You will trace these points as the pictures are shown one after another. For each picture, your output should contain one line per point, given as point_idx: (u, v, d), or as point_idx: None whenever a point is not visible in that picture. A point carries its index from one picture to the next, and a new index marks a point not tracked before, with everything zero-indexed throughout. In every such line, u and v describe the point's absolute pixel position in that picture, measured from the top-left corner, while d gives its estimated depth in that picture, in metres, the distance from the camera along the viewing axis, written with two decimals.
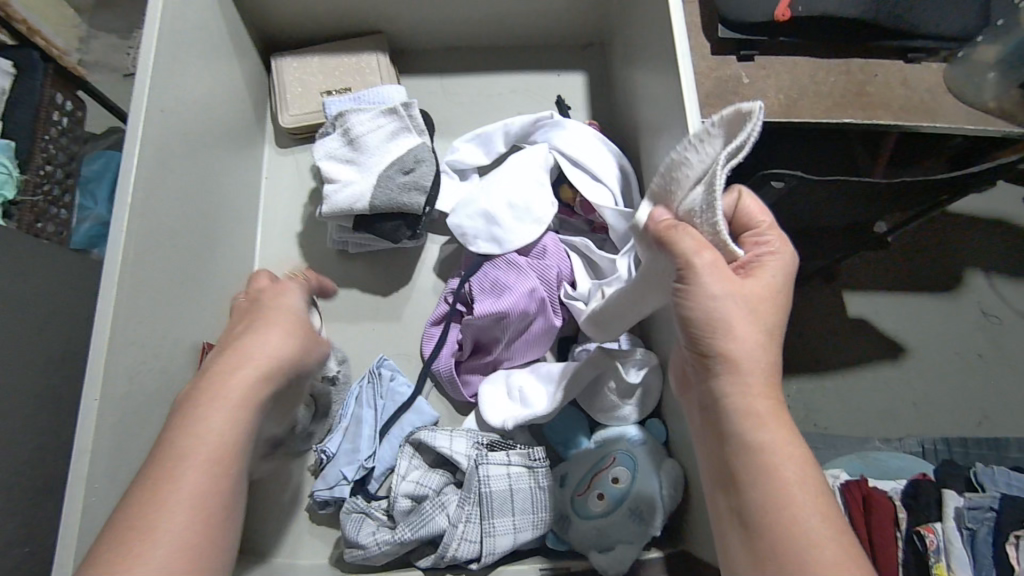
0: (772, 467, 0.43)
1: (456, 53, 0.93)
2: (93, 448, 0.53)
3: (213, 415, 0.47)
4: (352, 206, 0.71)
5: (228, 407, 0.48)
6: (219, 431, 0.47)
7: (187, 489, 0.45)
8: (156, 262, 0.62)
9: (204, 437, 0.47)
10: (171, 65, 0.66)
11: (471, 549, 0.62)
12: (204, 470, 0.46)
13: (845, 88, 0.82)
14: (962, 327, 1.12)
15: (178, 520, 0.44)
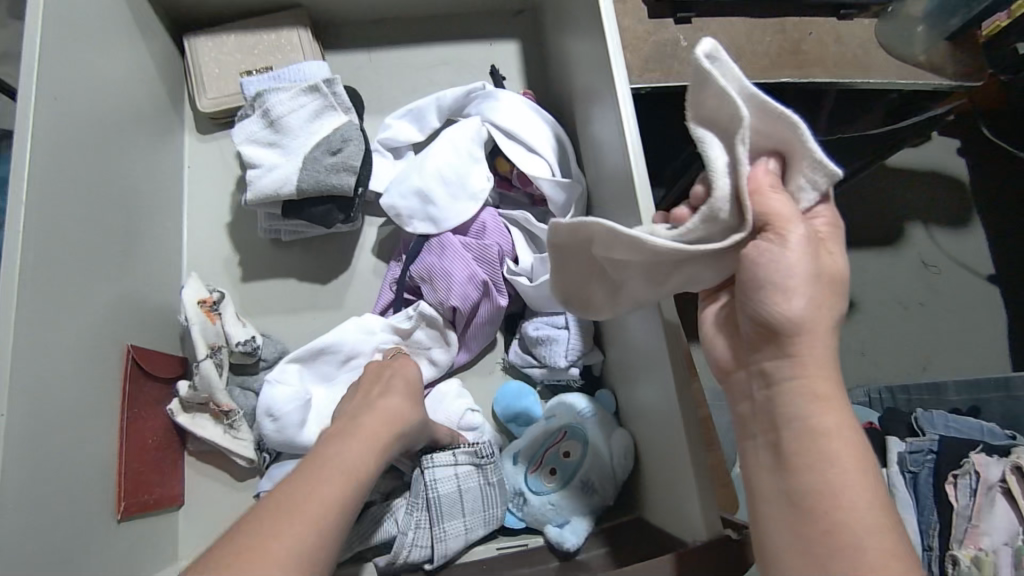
0: (828, 453, 0.41)
1: (383, 25, 0.89)
2: (4, 465, 0.49)
3: (348, 453, 0.50)
4: (278, 190, 0.68)
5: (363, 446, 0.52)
6: (352, 463, 0.50)
7: (325, 498, 0.45)
8: (61, 263, 0.58)
9: (338, 469, 0.48)
10: (62, 49, 0.61)
11: (423, 552, 0.60)
12: (344, 497, 0.47)
13: (780, 48, 0.83)
14: (904, 278, 1.16)
15: (310, 520, 0.43)
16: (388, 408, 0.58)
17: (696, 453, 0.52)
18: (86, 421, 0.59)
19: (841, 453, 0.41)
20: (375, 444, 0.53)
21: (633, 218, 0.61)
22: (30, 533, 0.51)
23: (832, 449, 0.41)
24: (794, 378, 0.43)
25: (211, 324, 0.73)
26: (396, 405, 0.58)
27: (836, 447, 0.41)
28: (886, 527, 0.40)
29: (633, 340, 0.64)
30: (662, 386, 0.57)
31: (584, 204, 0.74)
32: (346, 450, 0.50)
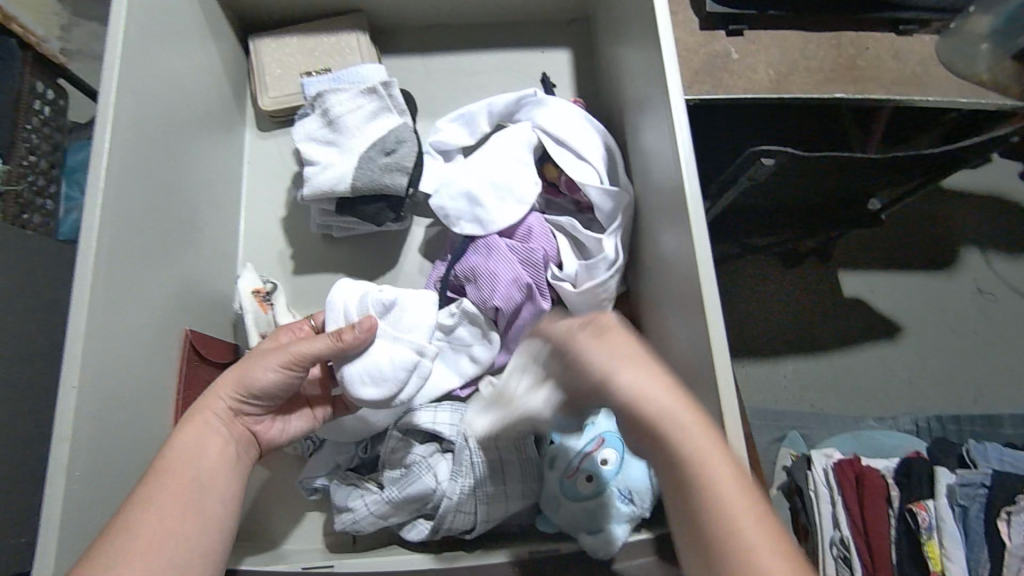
0: (724, 492, 0.41)
1: (438, 30, 0.91)
2: (72, 437, 0.52)
3: (178, 451, 0.56)
4: (334, 188, 0.70)
5: (197, 435, 0.57)
6: (180, 452, 0.55)
7: (160, 501, 0.51)
8: (130, 248, 0.61)
9: (172, 471, 0.54)
10: (140, 46, 0.65)
11: (462, 518, 0.65)
12: (186, 489, 0.53)
13: (834, 62, 0.84)
14: (936, 300, 1.27)
15: (153, 521, 0.50)
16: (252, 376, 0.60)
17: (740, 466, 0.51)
18: (146, 400, 0.62)
19: (732, 496, 0.41)
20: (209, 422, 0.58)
21: (683, 228, 0.61)
22: (90, 503, 0.54)
23: (726, 490, 0.41)
24: (652, 428, 0.43)
25: (263, 314, 0.75)
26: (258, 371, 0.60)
27: (731, 500, 0.40)
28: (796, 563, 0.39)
29: (680, 351, 0.64)
30: (708, 397, 0.56)
31: (632, 211, 0.73)
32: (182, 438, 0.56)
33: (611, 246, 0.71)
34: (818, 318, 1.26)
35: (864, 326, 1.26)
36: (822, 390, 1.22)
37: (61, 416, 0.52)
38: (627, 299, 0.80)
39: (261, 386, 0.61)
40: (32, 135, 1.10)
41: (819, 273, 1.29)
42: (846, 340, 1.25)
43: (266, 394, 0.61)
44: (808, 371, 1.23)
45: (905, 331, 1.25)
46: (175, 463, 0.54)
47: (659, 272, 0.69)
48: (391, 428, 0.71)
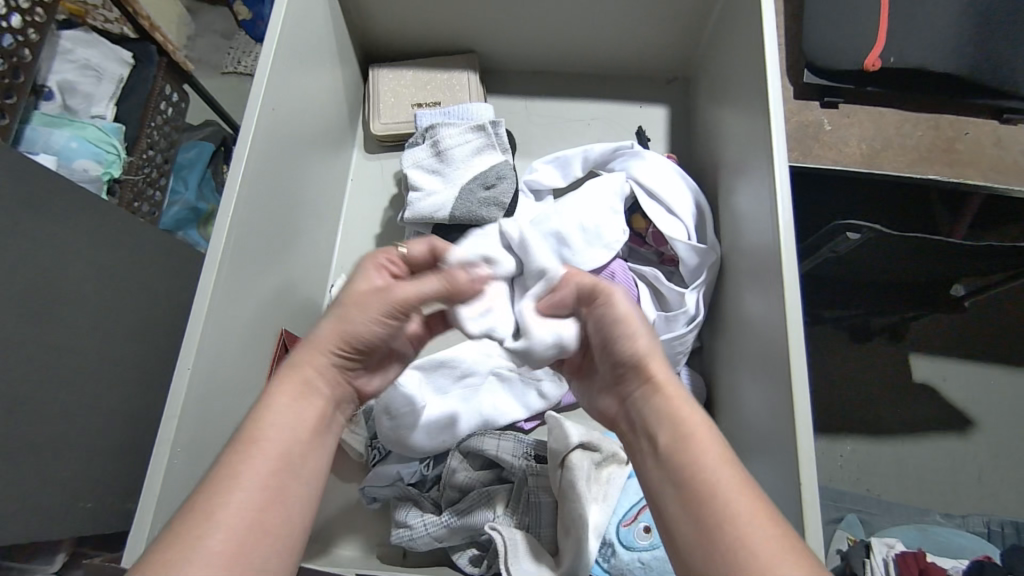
0: (702, 464, 0.44)
1: (541, 76, 0.97)
2: (181, 414, 0.57)
3: (275, 413, 0.49)
4: (434, 214, 0.74)
5: (291, 400, 0.50)
6: (277, 431, 0.48)
7: (257, 476, 0.45)
8: (250, 246, 0.67)
9: (269, 437, 0.47)
10: (285, 67, 0.71)
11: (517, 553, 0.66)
12: (281, 465, 0.47)
13: (932, 144, 0.96)
14: (1018, 398, 1.22)
15: (244, 502, 0.44)
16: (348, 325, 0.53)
17: (813, 539, 0.52)
18: (236, 391, 0.66)
19: (705, 457, 0.45)
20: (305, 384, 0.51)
21: (773, 294, 0.62)
22: (182, 480, 0.58)
23: (709, 465, 0.44)
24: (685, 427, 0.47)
25: None
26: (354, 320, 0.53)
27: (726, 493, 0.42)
28: (776, 528, 0.41)
29: (754, 413, 0.65)
30: (785, 465, 0.57)
31: (716, 271, 0.75)
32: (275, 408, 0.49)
33: (692, 301, 0.74)
34: (885, 400, 1.22)
35: (934, 415, 1.21)
36: (882, 476, 1.17)
37: (174, 395, 0.57)
38: (699, 355, 0.81)
39: (357, 333, 0.53)
40: (155, 133, 1.20)
41: (891, 354, 1.25)
42: (914, 427, 1.20)
43: (362, 346, 0.54)
44: (869, 454, 1.19)
45: (977, 426, 1.20)
46: (272, 431, 0.48)
47: (738, 333, 0.70)
48: (454, 450, 0.73)
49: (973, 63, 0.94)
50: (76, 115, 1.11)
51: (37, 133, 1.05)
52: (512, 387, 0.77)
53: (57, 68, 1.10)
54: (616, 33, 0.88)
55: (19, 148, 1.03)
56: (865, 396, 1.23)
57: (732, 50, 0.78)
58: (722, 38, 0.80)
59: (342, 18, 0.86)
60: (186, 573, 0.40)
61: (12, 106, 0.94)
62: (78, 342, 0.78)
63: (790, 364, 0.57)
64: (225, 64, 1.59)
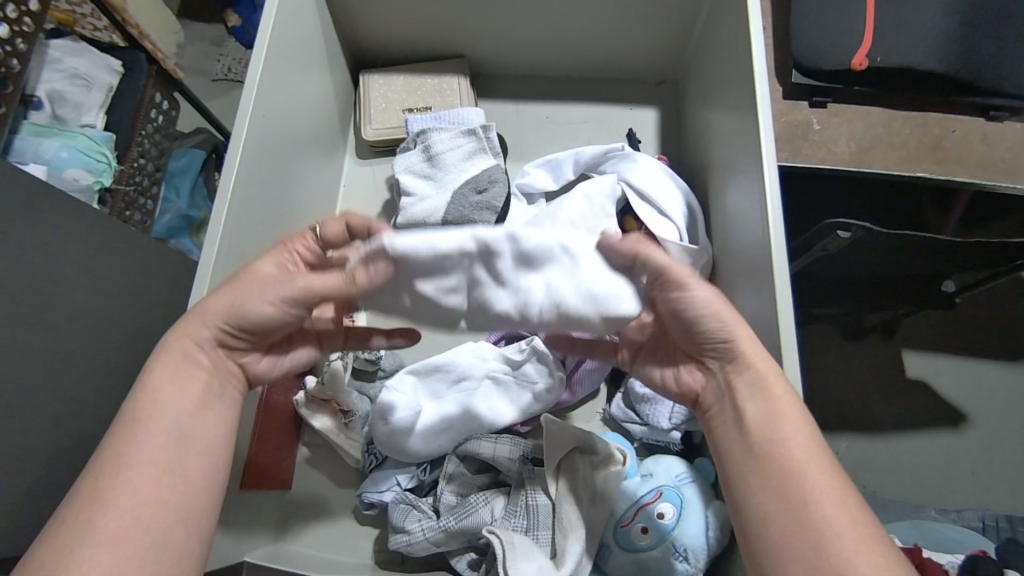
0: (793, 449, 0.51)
1: (532, 80, 0.97)
2: None
3: (160, 390, 0.53)
4: (426, 219, 0.74)
5: (175, 378, 0.54)
6: (161, 414, 0.52)
7: (147, 453, 0.50)
8: (242, 256, 0.67)
9: (152, 415, 0.52)
10: (275, 74, 0.71)
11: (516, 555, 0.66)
12: (168, 440, 0.51)
13: (919, 141, 0.97)
14: (1009, 392, 1.23)
15: (137, 475, 0.49)
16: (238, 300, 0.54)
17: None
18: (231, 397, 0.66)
19: (793, 445, 0.52)
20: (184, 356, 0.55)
21: (766, 295, 0.62)
22: None
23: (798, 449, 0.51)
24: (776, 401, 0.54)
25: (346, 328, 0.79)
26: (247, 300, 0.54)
27: (812, 476, 0.50)
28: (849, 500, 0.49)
29: None
30: None
31: (709, 271, 0.76)
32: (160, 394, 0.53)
33: None
34: (878, 397, 1.23)
35: (926, 411, 1.22)
36: (876, 472, 1.18)
37: None
38: None
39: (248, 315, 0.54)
40: (145, 141, 1.19)
41: (883, 351, 1.26)
42: (907, 423, 1.21)
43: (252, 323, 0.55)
44: (863, 450, 1.20)
45: (970, 421, 1.21)
46: (158, 415, 0.52)
47: None
48: (450, 455, 0.73)
49: (959, 61, 0.95)
50: (66, 124, 1.10)
51: (27, 143, 1.05)
52: (506, 388, 0.75)
53: (46, 78, 1.10)
54: (605, 35, 0.89)
55: (8, 159, 1.03)
56: (858, 394, 1.23)
57: (720, 51, 0.78)
58: (711, 39, 0.81)
59: (332, 23, 0.86)
60: (89, 557, 0.45)
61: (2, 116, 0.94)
62: (71, 352, 0.78)
63: (784, 365, 0.57)
64: (215, 71, 1.59)
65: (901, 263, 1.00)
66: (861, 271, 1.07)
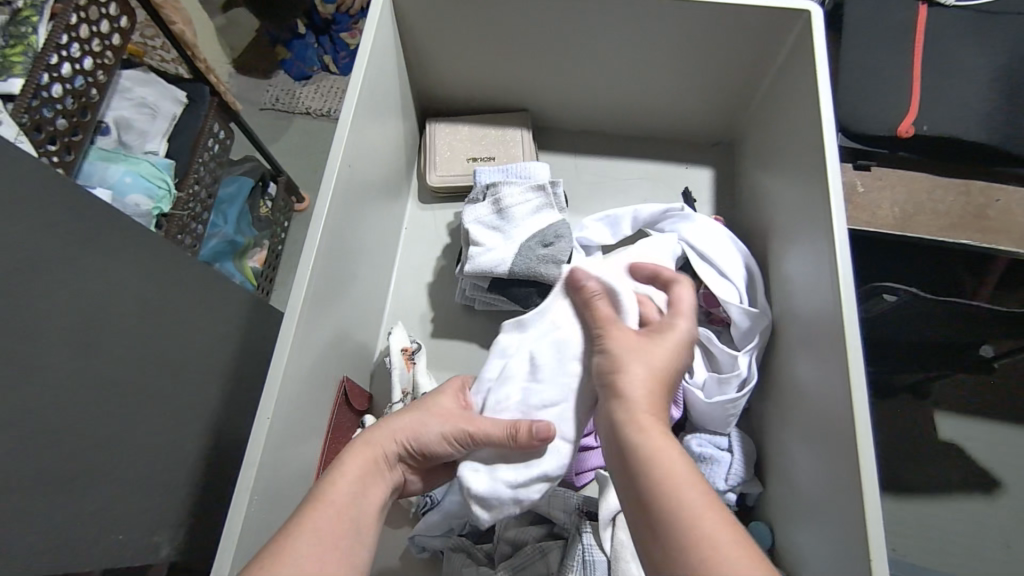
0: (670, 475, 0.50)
1: (588, 134, 1.01)
2: (259, 463, 0.59)
3: (341, 483, 0.56)
4: (493, 269, 0.77)
5: (356, 471, 0.58)
6: (340, 495, 0.55)
7: (318, 530, 0.52)
8: (322, 297, 0.70)
9: (332, 508, 0.54)
10: (360, 125, 0.75)
11: None
12: (343, 531, 0.53)
13: (964, 209, 0.98)
14: None
15: (305, 547, 0.51)
16: (405, 423, 0.62)
17: None
18: (301, 433, 0.69)
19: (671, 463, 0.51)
20: (372, 457, 0.59)
21: (832, 362, 0.63)
22: (256, 527, 0.60)
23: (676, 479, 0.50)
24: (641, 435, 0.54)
25: (406, 371, 0.80)
26: (415, 419, 0.62)
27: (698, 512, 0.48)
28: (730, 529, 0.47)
29: (809, 480, 0.66)
30: (852, 531, 0.57)
31: (768, 335, 0.77)
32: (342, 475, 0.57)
33: (745, 363, 0.75)
34: (910, 460, 1.22)
35: (960, 476, 1.21)
36: (904, 537, 1.17)
37: (255, 443, 0.60)
38: (746, 414, 0.83)
39: (425, 441, 0.62)
40: (201, 169, 1.22)
41: (916, 411, 1.26)
42: (940, 486, 1.20)
43: (428, 452, 0.62)
44: (892, 513, 1.18)
45: (1003, 487, 1.20)
46: (336, 487, 0.56)
47: (790, 398, 0.72)
48: None
49: (1008, 133, 0.96)
50: (130, 151, 1.14)
51: (94, 167, 1.07)
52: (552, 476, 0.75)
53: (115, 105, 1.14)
54: (663, 96, 0.92)
55: (77, 181, 1.05)
56: (891, 454, 1.23)
57: (783, 119, 0.81)
58: (775, 107, 0.84)
59: (406, 74, 0.90)
60: None
61: (78, 142, 0.99)
62: None
63: (856, 435, 0.58)
64: (264, 101, 1.65)
65: (946, 328, 1.00)
66: (903, 335, 1.08)
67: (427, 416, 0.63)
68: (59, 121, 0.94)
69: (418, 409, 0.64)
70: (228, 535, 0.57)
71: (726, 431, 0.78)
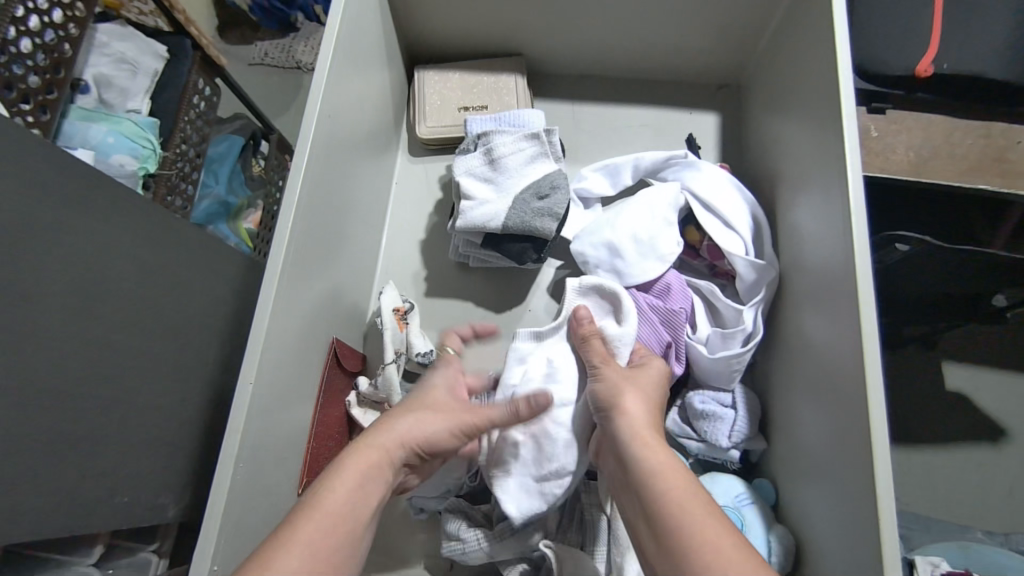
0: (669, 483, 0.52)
1: (587, 80, 0.96)
2: (243, 430, 0.58)
3: (336, 489, 0.53)
4: (486, 224, 0.74)
5: (354, 473, 0.54)
6: (335, 504, 0.52)
7: (309, 543, 0.49)
8: (306, 256, 0.67)
9: (327, 514, 0.51)
10: (339, 71, 0.70)
11: None
12: (337, 545, 0.50)
13: (984, 151, 0.93)
14: None
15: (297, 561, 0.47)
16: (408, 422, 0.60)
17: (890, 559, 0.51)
18: (290, 397, 0.67)
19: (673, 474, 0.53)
20: (375, 457, 0.56)
21: (841, 315, 0.60)
22: (244, 494, 0.59)
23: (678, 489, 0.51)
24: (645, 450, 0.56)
25: (399, 332, 0.78)
26: (419, 419, 0.60)
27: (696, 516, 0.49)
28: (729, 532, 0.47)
29: (815, 435, 0.64)
30: (860, 489, 0.56)
31: (774, 288, 0.74)
32: (339, 480, 0.53)
33: (750, 318, 0.73)
34: (918, 412, 1.20)
35: (966, 425, 1.19)
36: (908, 486, 1.16)
37: (238, 410, 0.58)
38: (750, 370, 0.80)
39: (430, 438, 0.59)
40: (188, 127, 1.15)
41: (924, 362, 1.23)
42: (945, 435, 1.18)
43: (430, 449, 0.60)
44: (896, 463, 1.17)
45: (1008, 435, 1.18)
46: (330, 495, 0.52)
47: (797, 353, 0.69)
48: None
49: None
50: (112, 110, 1.09)
51: (75, 127, 1.03)
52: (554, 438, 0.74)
53: (94, 62, 1.09)
54: (667, 36, 0.86)
55: (58, 143, 1.02)
56: (897, 405, 1.21)
57: (794, 57, 0.76)
58: (786, 44, 0.78)
59: (391, 17, 0.85)
60: None
61: (55, 101, 0.94)
62: None
63: (866, 393, 0.55)
64: (251, 56, 1.56)
65: (960, 277, 0.97)
66: (914, 284, 1.04)
67: (430, 414, 0.61)
68: (31, 78, 0.89)
69: (423, 403, 0.62)
70: (214, 503, 0.56)
71: (730, 387, 0.75)
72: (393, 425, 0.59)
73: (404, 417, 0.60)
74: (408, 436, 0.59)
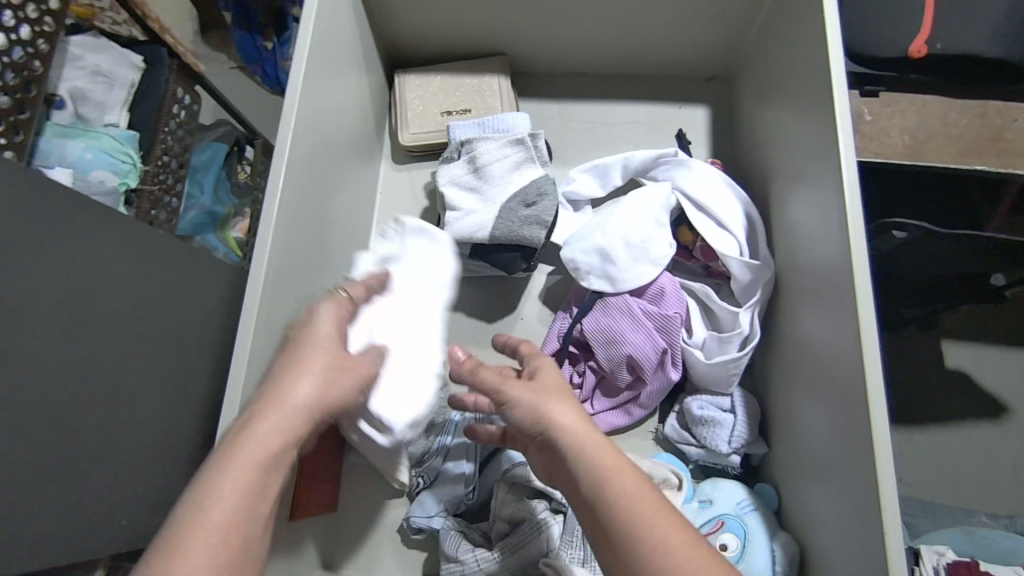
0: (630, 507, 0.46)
1: (573, 77, 0.93)
2: None
3: (224, 491, 0.44)
4: (473, 235, 0.72)
5: (243, 470, 0.45)
6: (227, 509, 0.43)
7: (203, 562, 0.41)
8: (288, 278, 0.65)
9: (217, 522, 0.43)
10: (315, 83, 0.68)
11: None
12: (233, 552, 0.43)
13: (979, 131, 0.92)
14: None
15: None
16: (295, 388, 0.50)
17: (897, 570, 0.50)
18: None
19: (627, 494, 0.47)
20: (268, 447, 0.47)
21: (841, 316, 0.59)
22: None
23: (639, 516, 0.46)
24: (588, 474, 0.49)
25: None
26: (304, 383, 0.50)
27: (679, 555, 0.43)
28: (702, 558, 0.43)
29: (817, 437, 0.63)
30: (863, 497, 0.54)
31: (771, 288, 0.72)
32: (226, 485, 0.44)
33: (746, 321, 0.71)
34: (920, 393, 1.19)
35: (968, 405, 1.18)
36: (912, 471, 1.15)
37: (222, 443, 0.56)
38: (749, 370, 0.79)
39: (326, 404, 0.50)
40: (168, 138, 1.12)
41: (924, 344, 1.22)
42: (947, 415, 1.17)
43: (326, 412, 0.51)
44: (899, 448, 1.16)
45: (1010, 413, 1.17)
46: (216, 498, 0.44)
47: (796, 354, 0.68)
48: (499, 482, 0.73)
49: None
50: (89, 124, 1.06)
51: (52, 144, 1.00)
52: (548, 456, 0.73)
53: (68, 76, 1.06)
54: (654, 29, 0.84)
55: (34, 162, 0.98)
56: (898, 389, 1.20)
57: (784, 46, 0.74)
58: (775, 33, 0.76)
59: (368, 21, 0.82)
60: None
61: (27, 120, 0.89)
62: None
63: (868, 397, 0.53)
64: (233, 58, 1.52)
65: (960, 260, 0.95)
66: (914, 269, 1.02)
67: (315, 374, 0.51)
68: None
69: (309, 358, 0.52)
70: None
71: (729, 391, 0.74)
72: (292, 395, 0.49)
73: (288, 382, 0.50)
74: (298, 405, 0.49)
